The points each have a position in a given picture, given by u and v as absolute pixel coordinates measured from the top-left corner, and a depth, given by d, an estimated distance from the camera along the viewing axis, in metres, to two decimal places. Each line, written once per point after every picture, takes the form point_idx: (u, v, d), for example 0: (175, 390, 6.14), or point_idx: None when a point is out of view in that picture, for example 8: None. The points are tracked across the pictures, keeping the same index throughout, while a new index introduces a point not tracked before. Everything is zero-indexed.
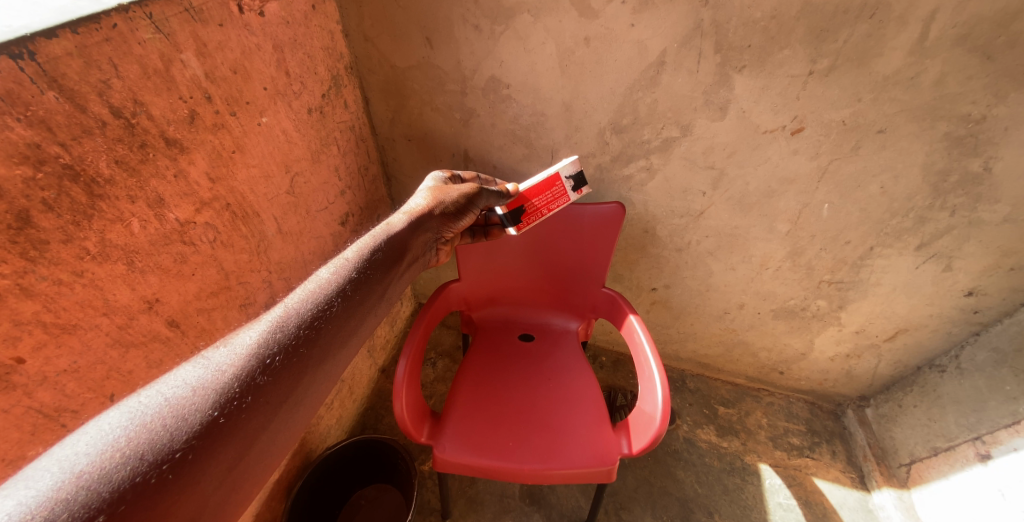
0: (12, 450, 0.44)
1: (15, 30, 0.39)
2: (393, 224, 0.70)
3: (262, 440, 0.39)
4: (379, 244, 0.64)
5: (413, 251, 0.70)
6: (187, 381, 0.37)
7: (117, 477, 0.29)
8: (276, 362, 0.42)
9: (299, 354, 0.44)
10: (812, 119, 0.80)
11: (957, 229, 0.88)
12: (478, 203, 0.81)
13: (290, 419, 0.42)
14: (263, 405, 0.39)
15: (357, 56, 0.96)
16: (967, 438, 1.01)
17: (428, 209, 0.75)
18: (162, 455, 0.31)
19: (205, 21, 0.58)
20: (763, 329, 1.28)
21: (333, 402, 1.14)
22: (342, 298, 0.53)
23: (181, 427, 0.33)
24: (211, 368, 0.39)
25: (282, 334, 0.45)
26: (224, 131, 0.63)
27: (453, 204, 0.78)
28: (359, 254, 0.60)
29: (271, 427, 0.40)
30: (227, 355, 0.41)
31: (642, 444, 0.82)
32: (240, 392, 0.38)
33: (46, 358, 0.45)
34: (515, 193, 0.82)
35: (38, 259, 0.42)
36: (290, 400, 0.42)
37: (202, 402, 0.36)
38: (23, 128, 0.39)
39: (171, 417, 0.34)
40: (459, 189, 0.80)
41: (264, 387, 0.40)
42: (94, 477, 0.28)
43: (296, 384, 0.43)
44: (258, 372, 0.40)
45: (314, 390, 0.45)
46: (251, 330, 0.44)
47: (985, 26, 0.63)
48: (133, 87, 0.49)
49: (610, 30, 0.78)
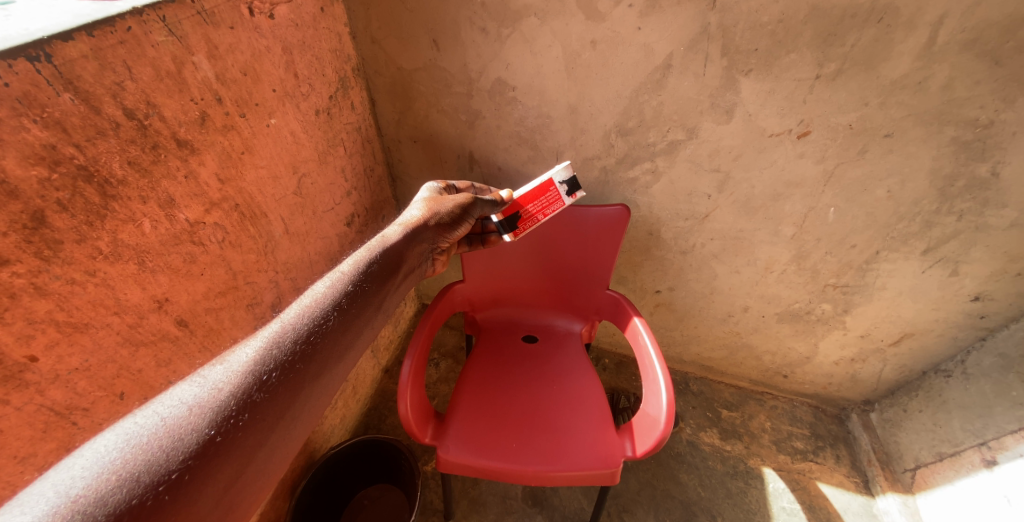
0: (24, 447, 0.44)
1: (33, 33, 0.39)
2: (390, 235, 0.71)
3: (259, 456, 0.39)
4: (375, 256, 0.65)
5: (410, 261, 0.70)
6: (183, 400, 0.37)
7: (113, 499, 0.29)
8: (272, 378, 0.42)
9: (296, 369, 0.44)
10: (818, 123, 0.80)
11: (964, 233, 0.88)
12: (472, 212, 0.82)
13: (287, 434, 0.42)
14: (260, 422, 0.40)
15: (364, 58, 0.97)
16: (973, 444, 1.00)
17: (424, 219, 0.76)
18: (159, 476, 0.32)
19: (216, 23, 0.58)
20: (768, 332, 1.27)
21: (337, 401, 1.14)
22: (339, 311, 0.53)
23: (177, 448, 0.34)
24: (207, 386, 0.39)
25: (278, 350, 0.45)
26: (233, 133, 0.64)
27: (448, 214, 0.78)
28: (356, 266, 0.61)
29: (267, 443, 0.40)
30: (223, 373, 0.41)
31: (647, 447, 0.81)
32: (236, 410, 0.38)
33: (58, 357, 0.46)
34: (509, 199, 0.84)
35: (52, 258, 0.43)
36: (288, 415, 0.43)
37: (197, 421, 0.36)
38: (39, 129, 0.39)
39: (166, 437, 0.34)
40: (454, 198, 0.81)
41: (261, 404, 0.40)
42: (90, 500, 0.29)
43: (293, 399, 0.43)
44: (254, 389, 0.40)
45: (311, 404, 0.45)
46: (247, 347, 0.44)
47: (993, 31, 0.63)
48: (146, 89, 0.49)
49: (617, 33, 0.78)
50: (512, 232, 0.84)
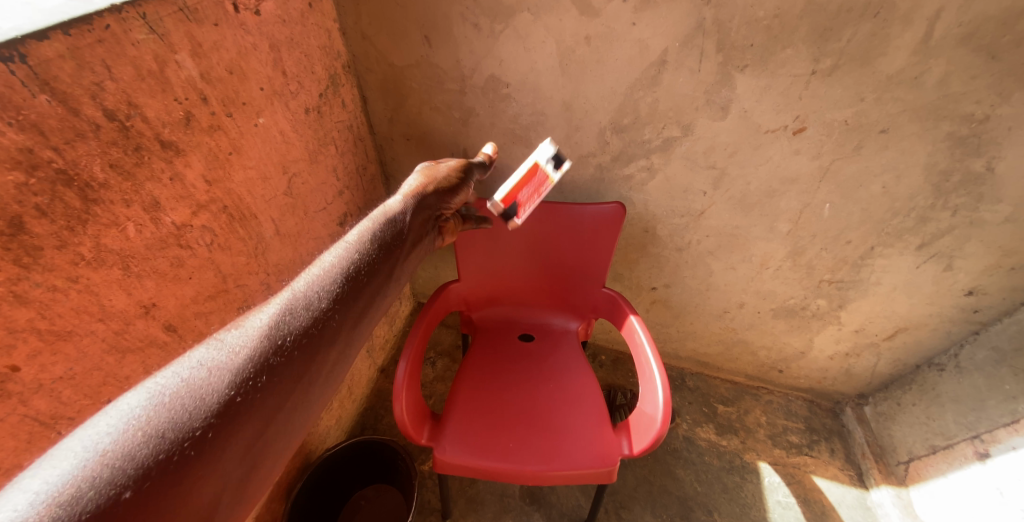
0: (8, 459, 0.43)
1: (5, 33, 0.37)
2: (391, 206, 0.68)
3: (278, 420, 0.38)
4: (380, 227, 0.62)
5: (416, 232, 0.67)
6: (202, 363, 0.36)
7: (140, 454, 0.28)
8: (288, 343, 0.41)
9: (310, 335, 0.43)
10: (814, 119, 0.79)
11: (959, 228, 0.88)
12: (468, 177, 0.81)
13: (305, 399, 0.41)
14: (278, 385, 0.39)
15: (354, 54, 0.95)
16: (966, 436, 1.01)
17: (423, 187, 0.73)
18: (183, 432, 0.31)
19: (200, 20, 0.57)
20: (763, 328, 1.28)
21: (333, 403, 1.14)
22: (348, 281, 0.51)
23: (198, 407, 0.33)
24: (224, 350, 0.38)
25: (292, 316, 0.44)
26: (220, 133, 0.63)
27: (445, 181, 0.76)
28: (362, 237, 0.59)
29: (287, 405, 0.39)
30: (239, 337, 0.40)
31: (643, 446, 0.81)
32: (255, 372, 0.37)
33: (41, 365, 0.44)
34: (491, 156, 0.86)
35: (31, 265, 0.41)
36: (304, 381, 0.41)
37: (218, 381, 0.35)
38: (15, 132, 0.38)
39: (189, 396, 0.33)
40: (446, 166, 0.80)
41: (278, 368, 0.39)
42: (118, 454, 0.28)
43: (310, 364, 0.42)
44: (270, 354, 0.39)
45: (325, 371, 0.44)
46: (261, 314, 0.43)
47: (990, 25, 0.63)
48: (126, 89, 0.48)
49: (611, 29, 0.77)
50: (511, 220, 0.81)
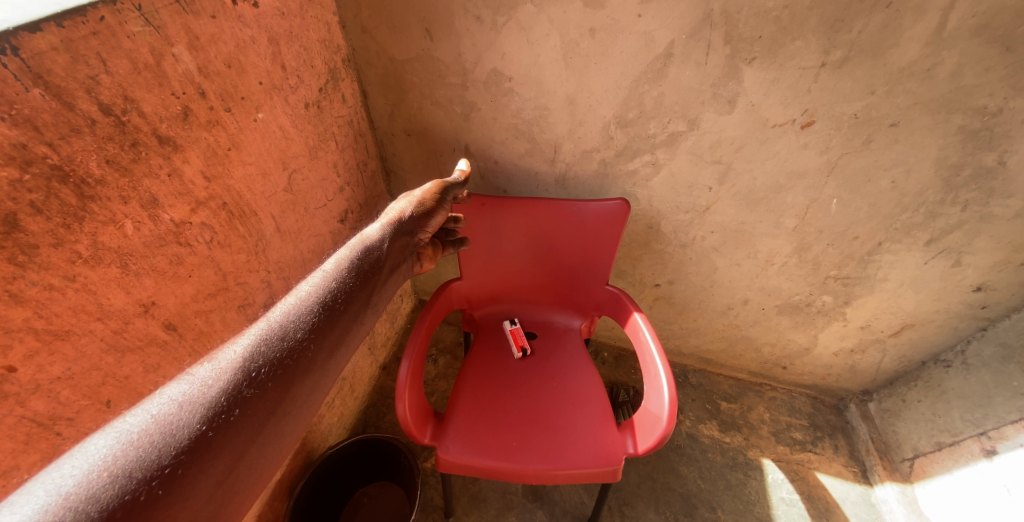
0: (5, 461, 0.42)
1: None
2: (370, 233, 0.66)
3: (251, 453, 0.37)
4: (358, 254, 0.60)
5: (395, 257, 0.65)
6: (172, 398, 0.35)
7: (105, 495, 0.27)
8: (262, 374, 0.40)
9: (285, 366, 0.42)
10: (823, 112, 0.78)
11: (968, 223, 0.87)
12: (448, 197, 0.80)
13: (280, 430, 0.40)
14: (251, 419, 0.38)
15: (354, 48, 0.93)
16: (972, 434, 1.01)
17: (402, 213, 0.71)
18: (151, 471, 0.30)
19: (196, 12, 0.55)
20: (767, 324, 1.27)
21: (334, 401, 1.13)
22: (326, 309, 0.50)
23: (168, 443, 0.31)
24: (196, 383, 0.37)
25: (268, 346, 0.43)
26: (219, 128, 0.61)
27: (424, 204, 0.75)
28: (340, 265, 0.57)
29: (259, 439, 0.38)
30: (211, 370, 0.38)
31: (649, 444, 0.81)
32: (227, 405, 0.36)
33: (38, 366, 0.43)
34: (465, 176, 0.86)
35: (27, 264, 0.40)
36: (278, 413, 0.40)
37: (189, 416, 0.34)
38: (8, 127, 0.37)
39: (159, 432, 0.32)
40: (424, 189, 0.79)
41: (251, 400, 0.38)
42: (81, 497, 0.27)
43: (285, 395, 0.41)
44: (244, 385, 0.38)
45: (302, 401, 0.43)
46: (235, 345, 0.42)
47: (1004, 16, 0.61)
48: (122, 83, 0.47)
49: (616, 21, 0.76)
50: (524, 354, 1.06)
